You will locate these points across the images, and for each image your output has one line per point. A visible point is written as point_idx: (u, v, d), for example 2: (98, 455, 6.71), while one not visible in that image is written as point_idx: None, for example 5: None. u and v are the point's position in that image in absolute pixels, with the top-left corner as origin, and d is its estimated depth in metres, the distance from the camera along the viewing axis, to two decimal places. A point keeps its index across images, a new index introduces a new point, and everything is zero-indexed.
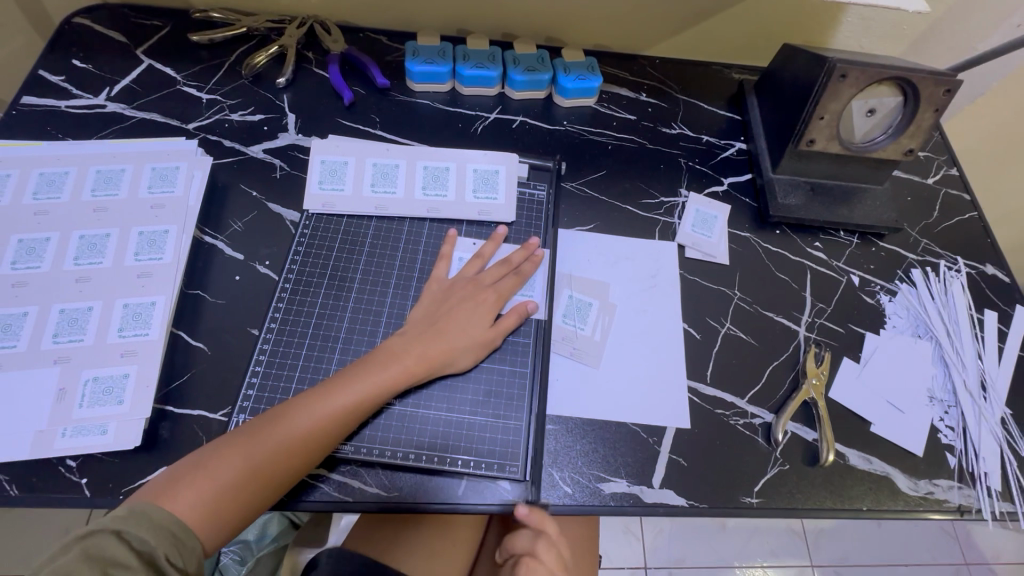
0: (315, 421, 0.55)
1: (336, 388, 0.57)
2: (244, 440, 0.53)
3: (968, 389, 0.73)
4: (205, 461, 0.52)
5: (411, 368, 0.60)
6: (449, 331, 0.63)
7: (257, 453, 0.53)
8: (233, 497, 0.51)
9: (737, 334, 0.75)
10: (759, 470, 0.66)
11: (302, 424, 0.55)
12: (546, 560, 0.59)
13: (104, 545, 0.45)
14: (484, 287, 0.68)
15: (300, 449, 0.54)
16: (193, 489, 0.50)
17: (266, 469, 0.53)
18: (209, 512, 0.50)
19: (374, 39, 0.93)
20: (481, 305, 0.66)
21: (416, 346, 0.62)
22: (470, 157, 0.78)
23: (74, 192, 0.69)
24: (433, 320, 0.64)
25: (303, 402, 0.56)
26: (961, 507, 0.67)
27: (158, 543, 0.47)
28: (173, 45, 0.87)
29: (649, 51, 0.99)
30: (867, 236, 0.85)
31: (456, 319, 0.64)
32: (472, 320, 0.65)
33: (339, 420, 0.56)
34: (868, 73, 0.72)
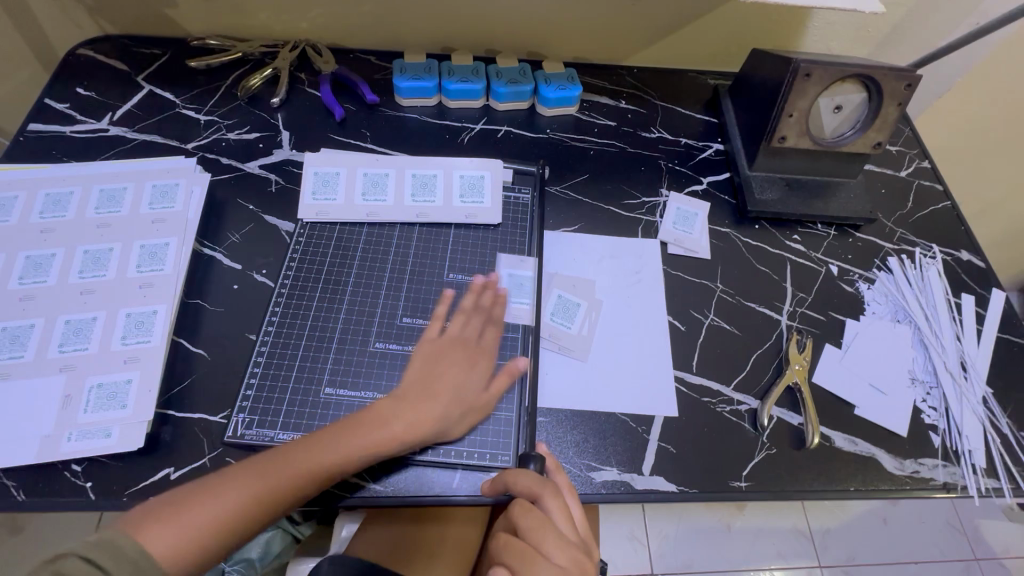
0: (303, 472, 0.55)
1: (320, 446, 0.57)
2: (230, 483, 0.53)
3: (948, 370, 0.75)
4: (186, 500, 0.51)
5: (398, 435, 0.59)
6: (443, 394, 0.62)
7: (242, 497, 0.53)
8: (210, 538, 0.51)
9: (721, 325, 0.77)
10: (746, 455, 0.68)
11: (288, 475, 0.55)
12: (550, 507, 0.51)
13: (74, 569, 0.43)
14: (476, 347, 0.67)
15: (283, 499, 0.54)
16: (170, 527, 0.49)
17: (238, 520, 0.52)
18: (184, 554, 0.49)
19: (363, 60, 0.98)
20: (474, 366, 0.66)
21: (407, 410, 0.61)
22: (456, 163, 0.82)
23: (78, 211, 0.73)
24: (425, 383, 0.63)
25: (292, 452, 0.56)
26: (947, 485, 0.69)
27: (122, 573, 0.45)
28: (172, 71, 0.92)
29: (627, 61, 1.03)
30: (844, 228, 0.88)
31: (448, 384, 0.63)
32: (467, 391, 0.64)
33: (326, 476, 0.56)
34: (830, 72, 0.76)
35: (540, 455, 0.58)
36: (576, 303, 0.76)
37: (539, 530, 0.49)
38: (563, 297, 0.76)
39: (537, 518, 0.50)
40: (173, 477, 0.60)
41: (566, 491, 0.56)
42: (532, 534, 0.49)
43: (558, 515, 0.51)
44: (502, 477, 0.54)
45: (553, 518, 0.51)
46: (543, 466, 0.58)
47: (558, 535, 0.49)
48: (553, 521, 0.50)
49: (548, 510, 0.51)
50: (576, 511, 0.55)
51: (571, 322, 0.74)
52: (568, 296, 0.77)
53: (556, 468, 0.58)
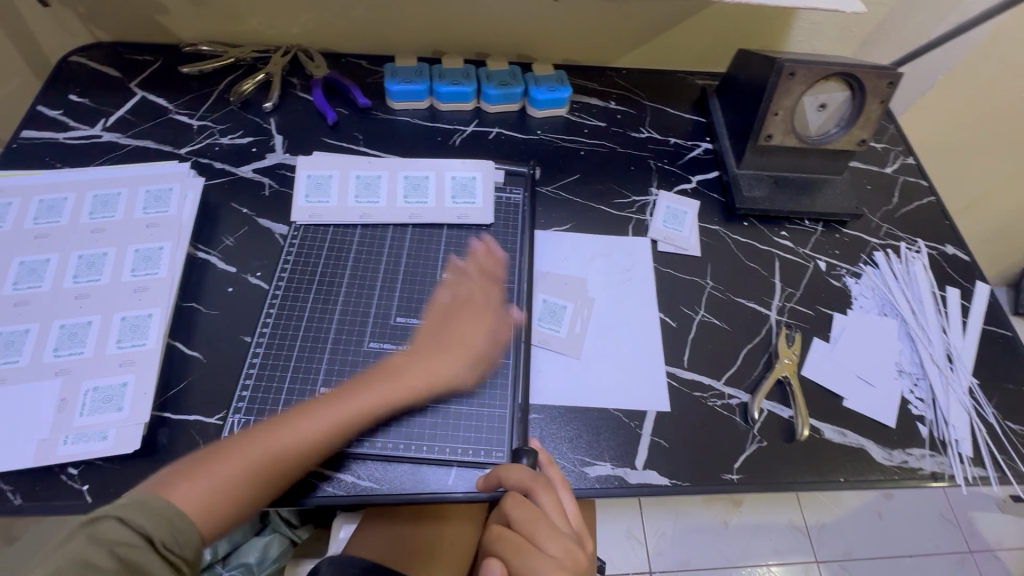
0: (317, 422, 0.60)
1: (337, 399, 0.62)
2: (249, 442, 0.57)
3: (934, 361, 0.76)
4: (210, 459, 0.55)
5: (408, 385, 0.65)
6: (451, 345, 0.68)
7: (260, 452, 0.57)
8: (238, 489, 0.54)
9: (712, 321, 0.78)
10: (738, 447, 0.69)
11: (303, 428, 0.59)
12: (542, 500, 0.52)
13: (109, 530, 0.43)
14: (477, 301, 0.72)
15: (304, 448, 0.58)
16: (199, 479, 0.52)
17: (263, 469, 0.56)
18: (210, 508, 0.51)
19: (355, 64, 0.98)
20: (479, 319, 0.71)
21: (416, 361, 0.67)
22: (448, 165, 0.82)
23: (72, 216, 0.73)
24: (431, 335, 0.69)
25: (302, 413, 0.61)
26: (934, 474, 0.70)
27: (156, 529, 0.45)
28: (165, 77, 0.93)
29: (616, 62, 1.04)
30: (831, 224, 0.89)
31: (455, 339, 0.69)
32: (473, 342, 0.69)
33: (340, 424, 0.61)
34: (814, 71, 0.77)
35: (531, 451, 0.60)
36: (562, 305, 0.76)
37: (530, 523, 0.51)
38: (549, 302, 0.77)
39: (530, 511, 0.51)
40: None
41: (559, 485, 0.56)
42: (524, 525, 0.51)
43: (550, 507, 0.52)
44: (495, 474, 0.56)
45: (543, 509, 0.52)
46: (535, 461, 0.59)
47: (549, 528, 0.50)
48: (545, 513, 0.52)
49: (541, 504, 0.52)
50: (569, 505, 0.56)
51: (560, 326, 0.75)
52: (554, 301, 0.77)
53: (548, 462, 0.60)
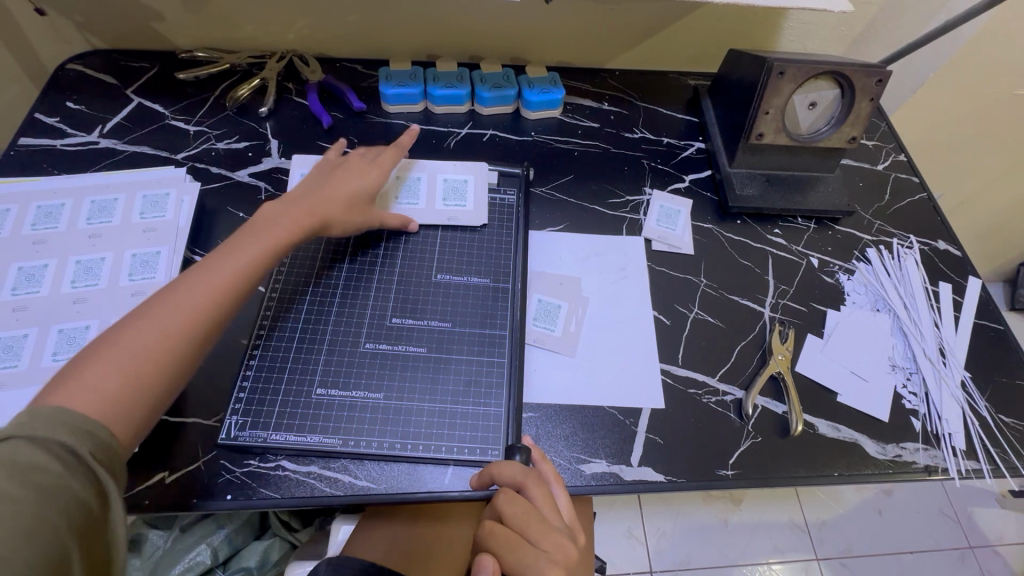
0: (217, 282, 0.55)
1: (234, 250, 0.59)
2: (146, 317, 0.51)
3: (927, 355, 0.77)
4: (100, 349, 0.49)
5: (302, 220, 0.65)
6: (340, 185, 0.71)
7: (168, 316, 0.51)
8: (146, 368, 0.49)
9: (706, 318, 0.79)
10: (732, 443, 0.70)
11: (205, 291, 0.54)
12: (534, 495, 0.53)
13: (16, 451, 0.39)
14: (359, 162, 0.75)
15: (218, 310, 0.54)
16: (96, 371, 0.47)
17: (175, 332, 0.51)
18: (122, 391, 0.47)
19: (350, 69, 0.99)
20: (363, 174, 0.74)
21: (303, 204, 0.66)
22: (439, 168, 0.84)
23: (70, 222, 0.74)
24: (320, 183, 0.70)
25: (190, 278, 0.55)
26: (928, 468, 0.70)
27: (74, 439, 0.41)
28: (161, 84, 0.93)
29: (609, 64, 1.05)
30: (823, 221, 0.90)
31: (341, 190, 0.70)
32: (356, 189, 0.72)
33: (240, 278, 0.57)
34: (803, 69, 0.78)
35: (524, 446, 0.59)
36: (556, 304, 0.77)
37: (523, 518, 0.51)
38: (543, 301, 0.77)
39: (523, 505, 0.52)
40: (168, 480, 0.61)
41: (552, 480, 0.56)
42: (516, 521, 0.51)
43: (542, 502, 0.52)
44: (488, 470, 0.56)
45: (535, 504, 0.52)
46: (528, 457, 0.60)
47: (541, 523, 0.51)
48: (537, 508, 0.52)
49: (534, 500, 0.52)
50: (562, 500, 0.56)
51: (554, 324, 0.76)
52: (549, 300, 0.77)
53: (540, 458, 0.59)
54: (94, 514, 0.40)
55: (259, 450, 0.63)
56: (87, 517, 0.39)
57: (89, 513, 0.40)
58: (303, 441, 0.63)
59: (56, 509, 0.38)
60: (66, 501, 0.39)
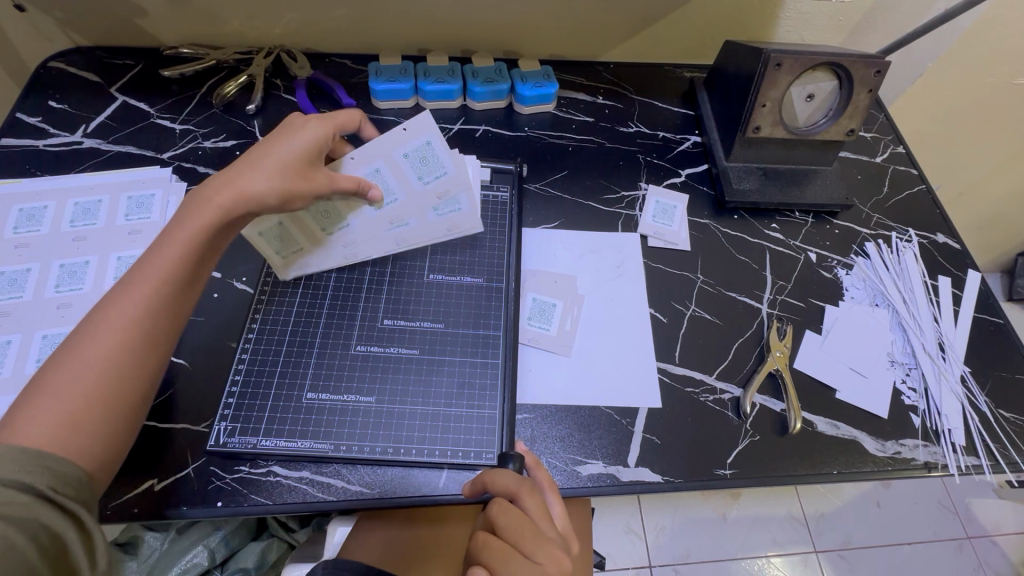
0: (149, 293, 0.51)
1: (152, 263, 0.53)
2: (79, 347, 0.48)
3: (926, 351, 0.76)
4: (36, 387, 0.46)
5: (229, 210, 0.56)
6: (271, 154, 0.59)
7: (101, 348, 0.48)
8: (93, 400, 0.46)
9: (702, 315, 0.78)
10: (730, 442, 0.69)
11: (134, 306, 0.50)
12: (527, 505, 0.51)
13: None
14: (295, 119, 0.63)
15: (151, 329, 0.51)
16: (34, 414, 0.44)
17: (116, 362, 0.48)
18: (70, 429, 0.45)
19: (339, 64, 0.97)
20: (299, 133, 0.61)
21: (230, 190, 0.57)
22: (390, 143, 0.66)
23: (53, 225, 0.72)
24: (249, 159, 0.59)
25: (117, 293, 0.51)
26: (928, 464, 0.70)
27: (36, 479, 0.40)
28: (147, 81, 0.91)
29: (603, 56, 1.03)
30: (821, 215, 0.89)
31: (274, 156, 0.59)
32: (295, 150, 0.59)
33: (167, 290, 0.52)
34: (800, 61, 0.77)
35: (518, 453, 0.58)
36: (551, 303, 0.76)
37: (518, 528, 0.49)
38: (538, 300, 0.76)
39: (517, 513, 0.50)
40: (157, 488, 0.60)
41: (547, 488, 0.56)
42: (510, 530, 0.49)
43: (536, 512, 0.51)
44: (483, 476, 0.55)
45: (530, 514, 0.51)
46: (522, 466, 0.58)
47: (535, 532, 0.49)
48: (531, 518, 0.51)
49: (527, 509, 0.51)
50: (555, 508, 0.54)
51: (549, 323, 0.74)
52: (543, 299, 0.76)
53: (535, 465, 0.58)
54: (68, 539, 0.39)
55: (249, 456, 0.62)
56: (63, 541, 0.39)
57: (65, 538, 0.39)
58: (293, 447, 0.62)
59: (30, 537, 0.37)
60: (41, 528, 0.38)
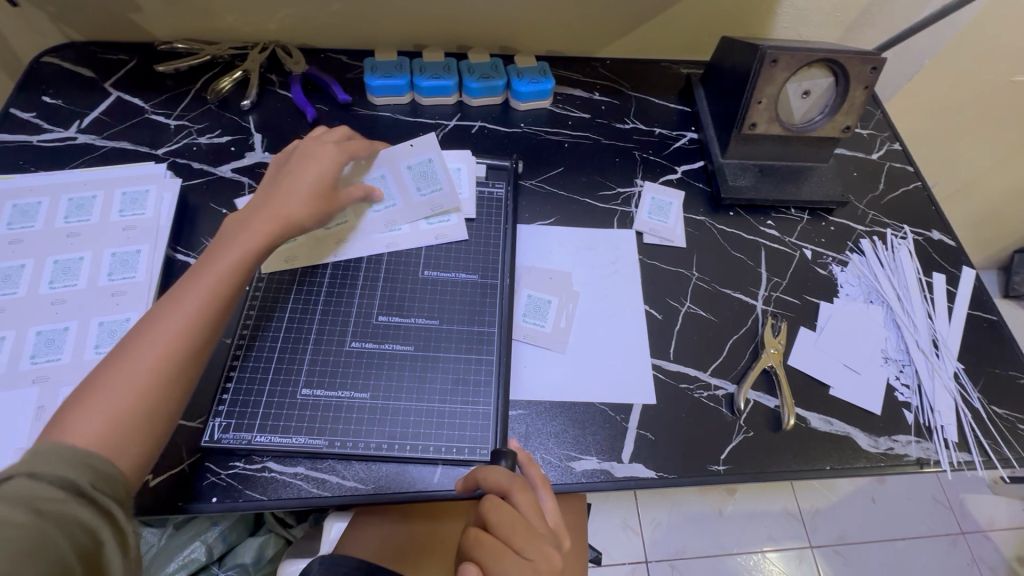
0: (193, 304, 0.52)
1: (197, 276, 0.54)
2: (124, 356, 0.48)
3: (920, 347, 0.77)
4: (82, 393, 0.46)
5: (268, 230, 0.60)
6: (298, 179, 0.65)
7: (145, 356, 0.48)
8: (137, 404, 0.47)
9: (697, 312, 0.78)
10: (724, 438, 0.69)
11: (183, 313, 0.51)
12: (519, 501, 0.51)
13: (15, 486, 0.37)
14: (314, 146, 0.69)
15: (197, 337, 0.51)
16: (83, 419, 0.44)
17: (156, 367, 0.48)
18: (117, 433, 0.45)
19: (335, 60, 0.97)
20: (321, 159, 0.67)
21: (266, 211, 0.62)
22: (399, 155, 0.76)
23: (47, 221, 0.72)
24: (277, 185, 0.65)
25: (162, 306, 0.52)
26: (920, 460, 0.70)
27: (76, 476, 0.40)
28: (141, 77, 0.91)
29: (600, 52, 1.03)
30: (817, 212, 0.89)
31: (303, 182, 0.65)
32: (319, 175, 0.66)
33: (214, 299, 0.53)
34: (797, 57, 0.77)
35: (509, 451, 0.58)
36: (546, 299, 0.76)
37: (508, 525, 0.49)
38: (533, 296, 0.76)
39: (509, 510, 0.50)
40: (152, 484, 0.60)
41: (538, 485, 0.55)
42: (501, 528, 0.49)
43: (528, 508, 0.51)
44: (476, 473, 0.55)
45: (520, 510, 0.51)
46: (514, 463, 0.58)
47: (525, 529, 0.49)
48: (522, 514, 0.50)
49: (518, 506, 0.51)
50: (547, 504, 0.54)
51: (544, 320, 0.75)
52: (538, 296, 0.76)
53: (528, 461, 0.57)
54: (102, 540, 0.39)
55: (244, 452, 0.62)
56: (96, 540, 0.38)
57: (99, 537, 0.39)
58: (289, 442, 0.62)
59: (62, 533, 0.37)
60: (74, 525, 0.38)
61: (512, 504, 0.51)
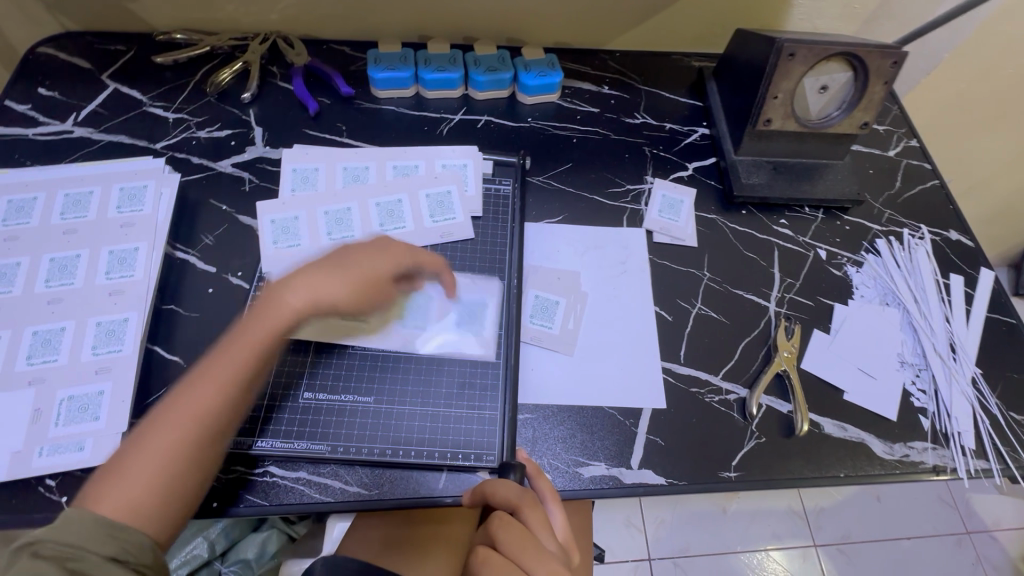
0: (225, 379, 0.51)
1: (232, 347, 0.53)
2: (156, 425, 0.48)
3: (937, 351, 0.75)
4: (118, 460, 0.46)
5: (307, 305, 0.56)
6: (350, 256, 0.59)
7: (174, 429, 0.48)
8: (165, 474, 0.46)
9: (709, 314, 0.76)
10: (736, 444, 0.67)
11: (209, 393, 0.50)
12: (528, 517, 0.50)
13: (58, 548, 0.39)
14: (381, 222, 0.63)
15: (224, 412, 0.50)
16: (116, 488, 0.45)
17: (183, 440, 0.48)
18: (145, 504, 0.45)
19: (337, 51, 0.95)
20: (385, 246, 0.61)
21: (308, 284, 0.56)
22: (419, 183, 0.78)
23: (43, 217, 0.70)
24: (328, 255, 0.59)
25: (196, 375, 0.51)
26: (936, 468, 0.68)
27: (110, 543, 0.41)
28: (139, 68, 0.89)
29: (609, 44, 1.00)
30: (832, 210, 0.87)
31: (354, 262, 0.58)
32: (373, 258, 0.59)
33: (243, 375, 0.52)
34: (815, 50, 0.74)
35: (518, 464, 0.57)
36: (554, 300, 0.74)
37: (519, 542, 0.47)
38: (540, 297, 0.74)
39: (519, 527, 0.49)
40: None
41: (548, 498, 0.54)
42: (510, 547, 0.47)
43: (537, 525, 0.50)
44: (484, 488, 0.53)
45: (530, 527, 0.50)
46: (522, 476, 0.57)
47: (537, 544, 0.48)
48: (532, 531, 0.49)
49: (528, 522, 0.50)
50: (556, 518, 0.53)
51: (552, 322, 0.73)
52: (546, 296, 0.74)
53: (536, 474, 0.57)
54: None
55: (244, 456, 0.60)
56: None
57: None
58: (290, 448, 0.60)
59: None
60: None
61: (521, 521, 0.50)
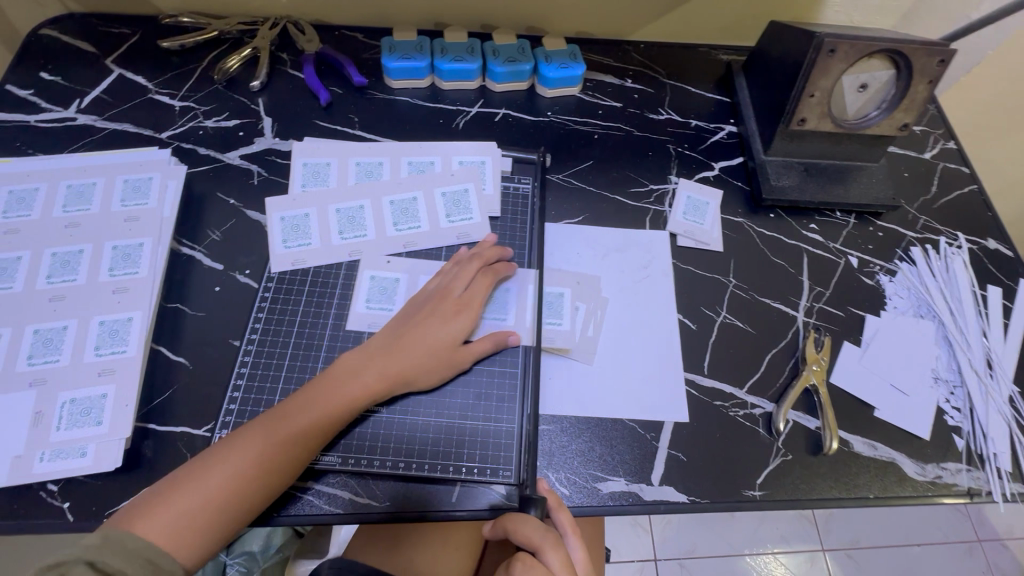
0: (282, 440, 0.53)
1: (296, 408, 0.55)
2: (208, 465, 0.51)
3: (974, 368, 0.71)
4: (169, 486, 0.50)
5: (372, 385, 0.58)
6: (418, 341, 0.61)
7: (222, 475, 0.50)
8: (203, 515, 0.49)
9: (734, 323, 0.73)
10: (761, 461, 0.65)
11: (262, 449, 0.52)
12: (550, 561, 0.50)
13: None
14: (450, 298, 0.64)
15: (272, 470, 0.52)
16: (158, 515, 0.48)
17: (225, 489, 0.50)
18: (180, 536, 0.48)
19: (350, 37, 0.91)
20: (450, 320, 0.63)
21: (376, 363, 0.59)
22: (436, 181, 0.74)
23: (45, 209, 0.67)
24: (399, 334, 0.61)
25: (258, 427, 0.54)
26: (970, 490, 0.65)
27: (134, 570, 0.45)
28: (144, 53, 0.85)
29: (633, 35, 0.96)
30: (864, 216, 0.83)
31: (423, 340, 0.61)
32: (439, 339, 0.61)
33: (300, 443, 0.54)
34: (857, 47, 0.70)
35: (540, 499, 0.54)
36: (574, 307, 0.71)
37: None
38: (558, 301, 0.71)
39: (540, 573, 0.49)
40: None
41: (569, 531, 0.54)
42: None
43: (558, 568, 0.50)
44: (505, 524, 0.53)
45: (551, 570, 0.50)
46: (545, 509, 0.55)
47: None
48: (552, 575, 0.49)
49: (549, 566, 0.50)
50: (577, 553, 0.54)
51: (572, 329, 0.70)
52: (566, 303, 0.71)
53: (558, 506, 0.55)
54: None
55: None
56: None
57: None
58: None
59: None
60: None
61: (543, 563, 0.50)
